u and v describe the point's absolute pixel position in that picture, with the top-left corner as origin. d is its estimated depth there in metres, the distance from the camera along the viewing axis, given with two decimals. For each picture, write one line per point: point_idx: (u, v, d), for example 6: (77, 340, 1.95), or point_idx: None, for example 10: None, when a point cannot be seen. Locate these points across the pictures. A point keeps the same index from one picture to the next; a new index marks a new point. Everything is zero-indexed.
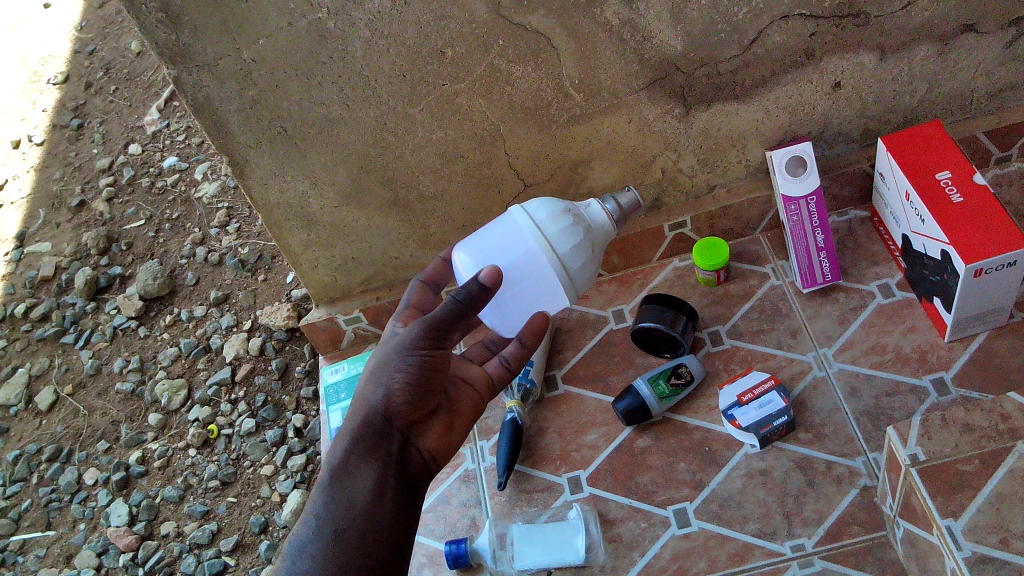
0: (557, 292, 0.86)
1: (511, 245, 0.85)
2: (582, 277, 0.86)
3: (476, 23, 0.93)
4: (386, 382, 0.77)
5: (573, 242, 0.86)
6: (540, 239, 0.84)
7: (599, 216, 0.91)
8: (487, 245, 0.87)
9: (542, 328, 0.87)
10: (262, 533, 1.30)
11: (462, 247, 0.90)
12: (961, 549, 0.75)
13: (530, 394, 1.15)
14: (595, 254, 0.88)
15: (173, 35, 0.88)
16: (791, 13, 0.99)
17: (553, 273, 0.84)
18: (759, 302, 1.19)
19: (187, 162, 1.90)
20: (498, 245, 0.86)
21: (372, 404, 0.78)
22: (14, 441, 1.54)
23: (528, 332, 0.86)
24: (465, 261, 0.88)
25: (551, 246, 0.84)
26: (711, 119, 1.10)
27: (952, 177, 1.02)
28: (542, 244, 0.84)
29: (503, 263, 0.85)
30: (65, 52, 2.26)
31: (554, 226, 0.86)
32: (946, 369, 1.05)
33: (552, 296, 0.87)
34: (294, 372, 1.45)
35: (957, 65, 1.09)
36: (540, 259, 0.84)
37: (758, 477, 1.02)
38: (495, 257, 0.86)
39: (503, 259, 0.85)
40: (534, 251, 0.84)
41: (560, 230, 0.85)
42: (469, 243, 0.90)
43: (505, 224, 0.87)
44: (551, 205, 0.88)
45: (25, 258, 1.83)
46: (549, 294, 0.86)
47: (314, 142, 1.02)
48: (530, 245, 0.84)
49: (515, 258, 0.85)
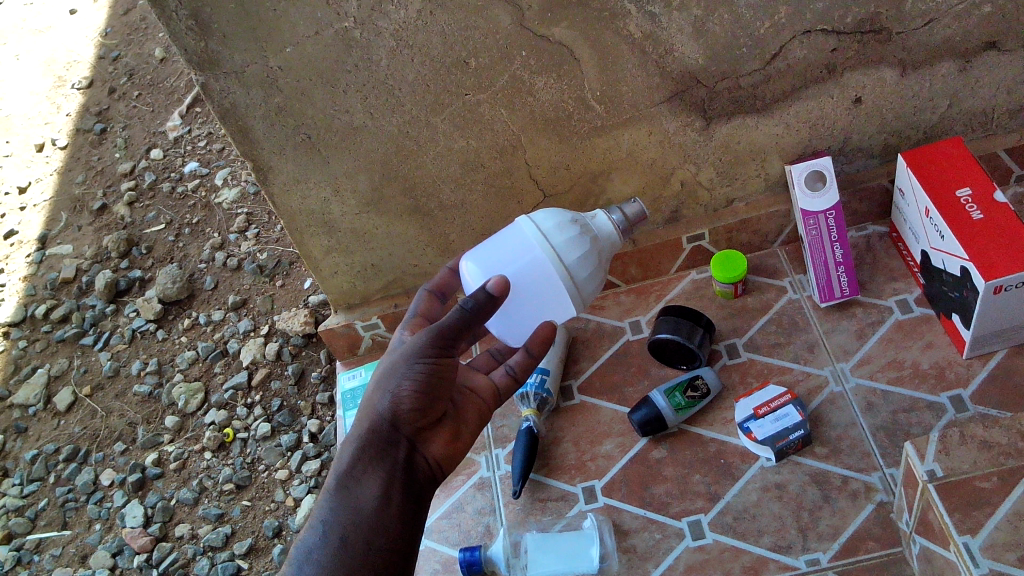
0: (563, 305, 0.87)
1: (518, 253, 0.86)
2: (591, 290, 0.88)
3: (499, 34, 0.94)
4: (394, 389, 0.77)
5: (580, 251, 0.86)
6: (547, 248, 0.84)
7: (605, 225, 0.91)
8: (494, 253, 0.87)
9: (549, 336, 0.88)
10: (276, 537, 1.31)
11: (469, 256, 0.90)
12: (978, 566, 0.75)
13: (547, 401, 1.15)
14: (600, 264, 0.89)
15: (202, 42, 0.89)
16: (813, 29, 1.00)
17: (562, 287, 0.85)
18: (776, 316, 1.19)
19: (208, 167, 1.93)
20: (504, 253, 0.87)
21: (378, 411, 0.78)
22: (32, 441, 1.56)
23: (536, 341, 0.87)
24: (471, 270, 0.88)
25: (558, 256, 0.85)
26: (732, 133, 1.10)
27: (972, 195, 1.02)
28: (548, 254, 0.84)
29: (508, 272, 0.85)
30: (90, 57, 2.30)
31: (559, 235, 0.86)
32: (965, 387, 1.04)
33: (559, 308, 0.88)
34: (310, 378, 1.46)
35: (979, 82, 1.09)
36: (547, 268, 0.84)
37: (773, 490, 1.02)
38: (501, 265, 0.86)
39: (509, 268, 0.85)
40: (541, 260, 0.84)
41: (566, 240, 0.86)
42: (476, 252, 0.90)
43: (513, 235, 0.87)
44: (557, 215, 0.89)
45: (46, 260, 1.85)
46: (556, 307, 0.88)
47: (337, 150, 1.03)
48: (536, 254, 0.84)
49: (520, 266, 0.85)
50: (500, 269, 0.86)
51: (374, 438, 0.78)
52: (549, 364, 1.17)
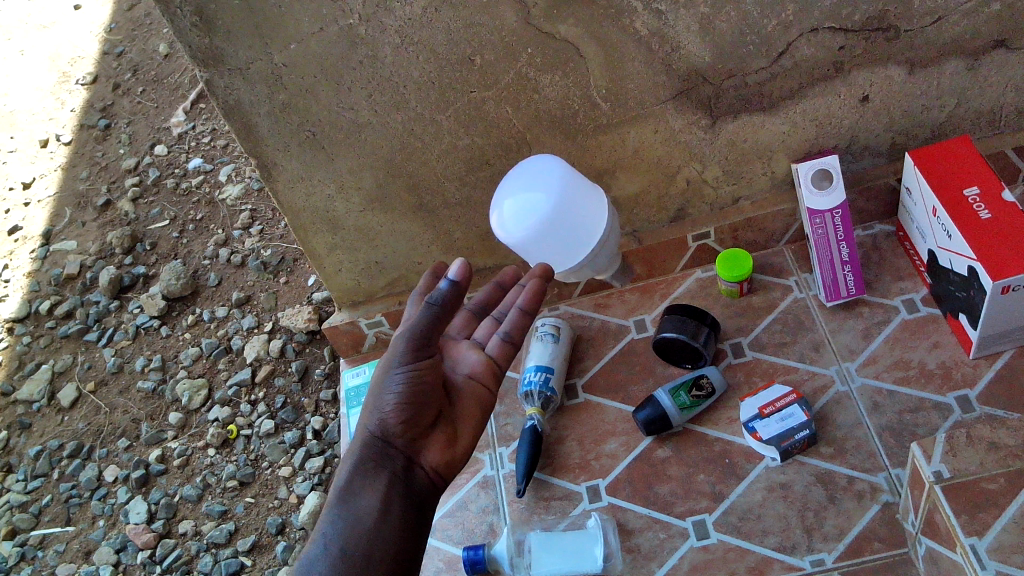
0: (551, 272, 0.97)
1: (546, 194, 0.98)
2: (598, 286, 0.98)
3: (504, 32, 0.94)
4: (380, 400, 0.80)
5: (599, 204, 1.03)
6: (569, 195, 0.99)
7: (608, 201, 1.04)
8: (524, 190, 0.99)
9: (538, 288, 0.92)
10: (279, 534, 1.31)
11: (507, 190, 1.01)
12: (985, 568, 0.75)
13: (552, 400, 1.15)
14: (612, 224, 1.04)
15: (206, 39, 0.89)
16: (821, 27, 0.99)
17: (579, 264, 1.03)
18: (782, 315, 1.18)
19: (212, 164, 1.93)
20: (533, 196, 0.98)
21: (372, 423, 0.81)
22: (36, 436, 1.56)
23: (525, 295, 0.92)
24: (507, 204, 0.99)
25: (578, 208, 1.00)
26: (738, 131, 1.10)
27: (980, 194, 1.01)
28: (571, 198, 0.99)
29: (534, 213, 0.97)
30: (94, 53, 2.30)
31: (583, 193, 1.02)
32: (971, 387, 1.04)
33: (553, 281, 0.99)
34: (314, 375, 1.46)
35: (987, 81, 1.08)
36: (568, 212, 0.98)
37: (778, 490, 1.01)
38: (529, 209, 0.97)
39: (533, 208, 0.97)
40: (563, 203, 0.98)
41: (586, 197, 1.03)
42: (511, 191, 1.00)
43: (545, 170, 1.01)
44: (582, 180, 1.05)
45: (50, 256, 1.85)
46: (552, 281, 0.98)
47: (342, 147, 1.03)
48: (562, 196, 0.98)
49: (543, 207, 0.97)
50: (527, 210, 0.97)
51: (372, 451, 0.81)
52: (552, 363, 1.16)
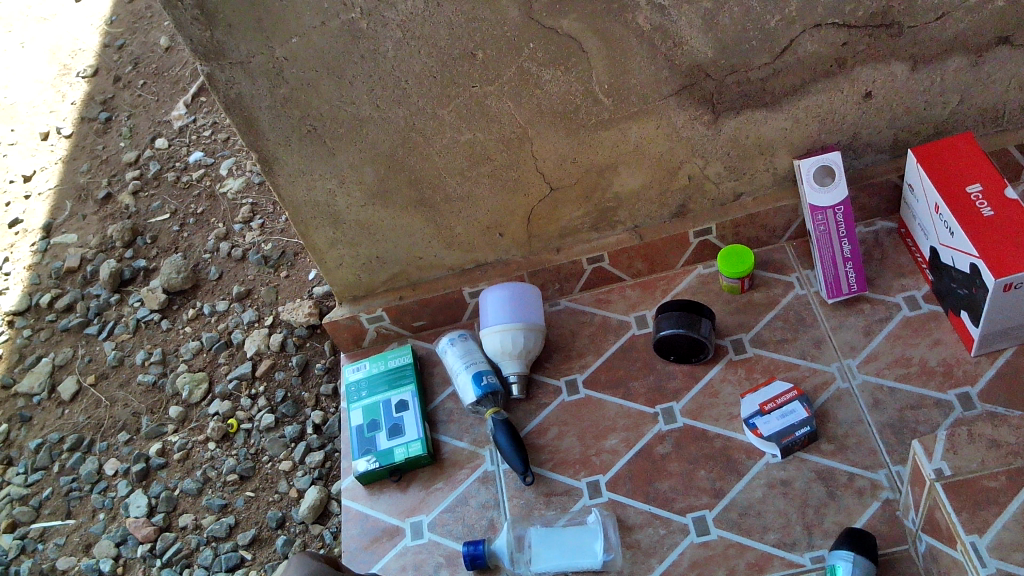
0: (515, 368, 1.16)
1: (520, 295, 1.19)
2: (541, 314, 1.20)
3: (507, 26, 0.94)
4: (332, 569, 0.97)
5: (539, 309, 1.20)
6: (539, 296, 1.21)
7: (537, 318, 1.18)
8: (512, 297, 1.18)
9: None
10: (280, 528, 1.31)
11: (498, 295, 1.18)
12: (985, 566, 0.74)
13: (497, 394, 1.15)
14: (534, 329, 1.17)
15: (207, 32, 0.89)
16: (824, 22, 0.99)
17: (510, 286, 1.19)
18: (783, 312, 1.18)
19: (213, 157, 1.92)
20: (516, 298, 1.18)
21: None
22: (37, 430, 1.56)
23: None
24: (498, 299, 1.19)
25: (538, 300, 1.20)
26: (741, 127, 1.09)
27: (983, 191, 1.01)
28: (539, 296, 1.21)
29: (508, 304, 1.17)
30: (95, 46, 2.29)
31: (534, 300, 1.19)
32: (972, 385, 1.04)
33: (504, 362, 1.17)
34: (314, 369, 1.47)
35: (990, 77, 1.08)
36: (534, 300, 1.20)
37: (778, 487, 1.01)
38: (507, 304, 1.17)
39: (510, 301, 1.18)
40: (535, 298, 1.20)
41: (533, 306, 1.19)
42: (502, 293, 1.19)
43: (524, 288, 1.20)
44: (530, 299, 1.19)
45: (51, 249, 1.85)
46: (510, 354, 1.16)
47: (344, 142, 1.02)
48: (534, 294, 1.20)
49: (519, 298, 1.18)
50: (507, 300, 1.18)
51: None
52: (477, 365, 1.17)
